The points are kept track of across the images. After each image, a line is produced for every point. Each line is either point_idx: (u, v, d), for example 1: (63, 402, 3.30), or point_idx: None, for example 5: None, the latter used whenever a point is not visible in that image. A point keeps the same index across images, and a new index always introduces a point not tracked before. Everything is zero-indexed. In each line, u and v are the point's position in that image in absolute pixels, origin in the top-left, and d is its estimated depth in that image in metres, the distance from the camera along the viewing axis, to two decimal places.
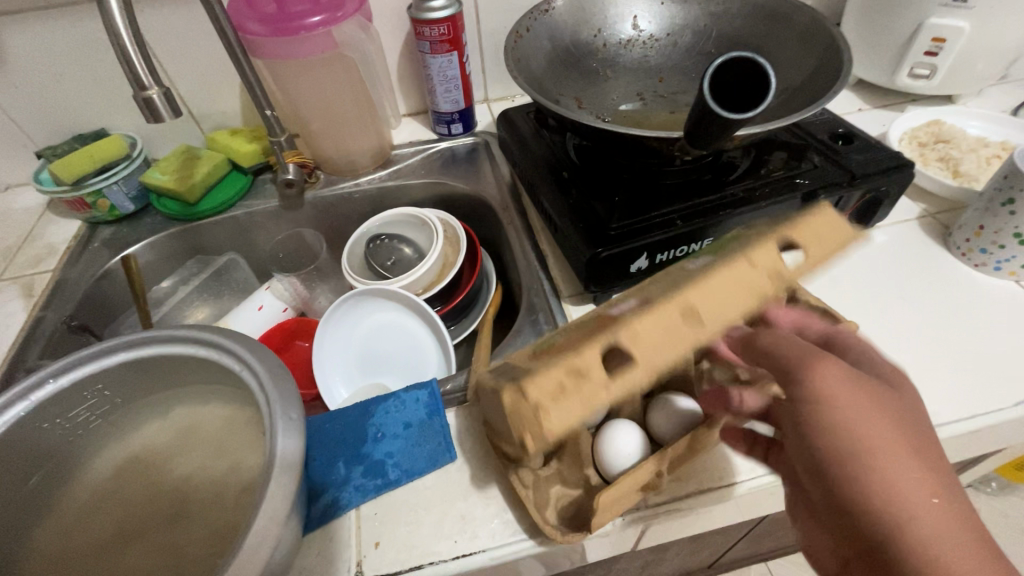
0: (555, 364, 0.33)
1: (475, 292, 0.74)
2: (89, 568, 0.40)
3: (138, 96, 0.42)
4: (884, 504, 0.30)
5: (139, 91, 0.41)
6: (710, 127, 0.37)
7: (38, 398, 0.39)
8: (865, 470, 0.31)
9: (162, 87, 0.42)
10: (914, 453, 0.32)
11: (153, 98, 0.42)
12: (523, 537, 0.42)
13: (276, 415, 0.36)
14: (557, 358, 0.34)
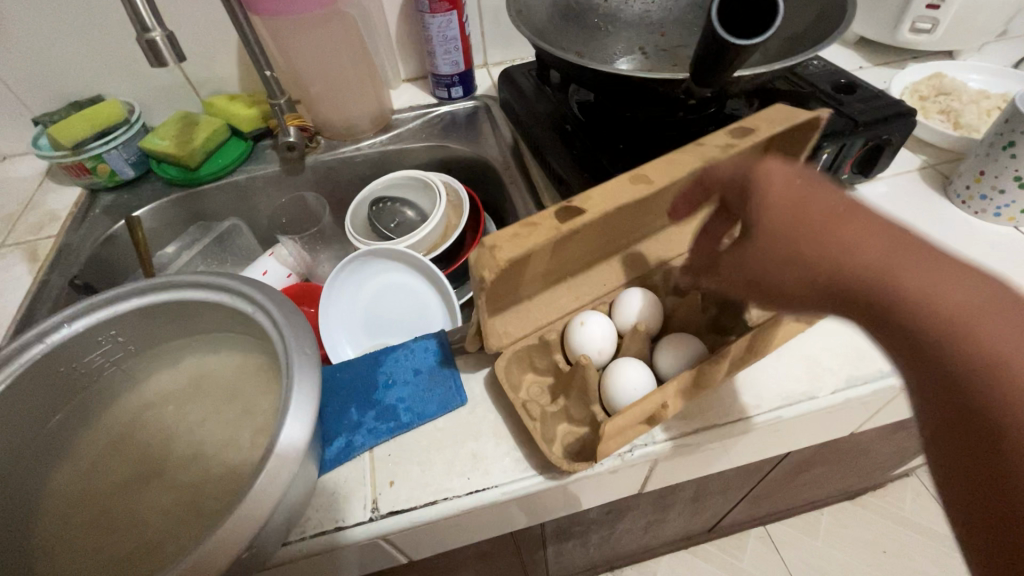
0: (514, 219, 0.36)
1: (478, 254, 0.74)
2: (105, 509, 0.39)
3: (142, 39, 0.42)
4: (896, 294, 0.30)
5: (143, 33, 0.42)
6: (717, 61, 0.37)
7: (53, 341, 0.39)
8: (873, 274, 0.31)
9: (164, 29, 0.43)
10: (908, 245, 0.31)
11: (156, 41, 0.42)
12: (534, 472, 0.43)
13: (292, 351, 0.37)
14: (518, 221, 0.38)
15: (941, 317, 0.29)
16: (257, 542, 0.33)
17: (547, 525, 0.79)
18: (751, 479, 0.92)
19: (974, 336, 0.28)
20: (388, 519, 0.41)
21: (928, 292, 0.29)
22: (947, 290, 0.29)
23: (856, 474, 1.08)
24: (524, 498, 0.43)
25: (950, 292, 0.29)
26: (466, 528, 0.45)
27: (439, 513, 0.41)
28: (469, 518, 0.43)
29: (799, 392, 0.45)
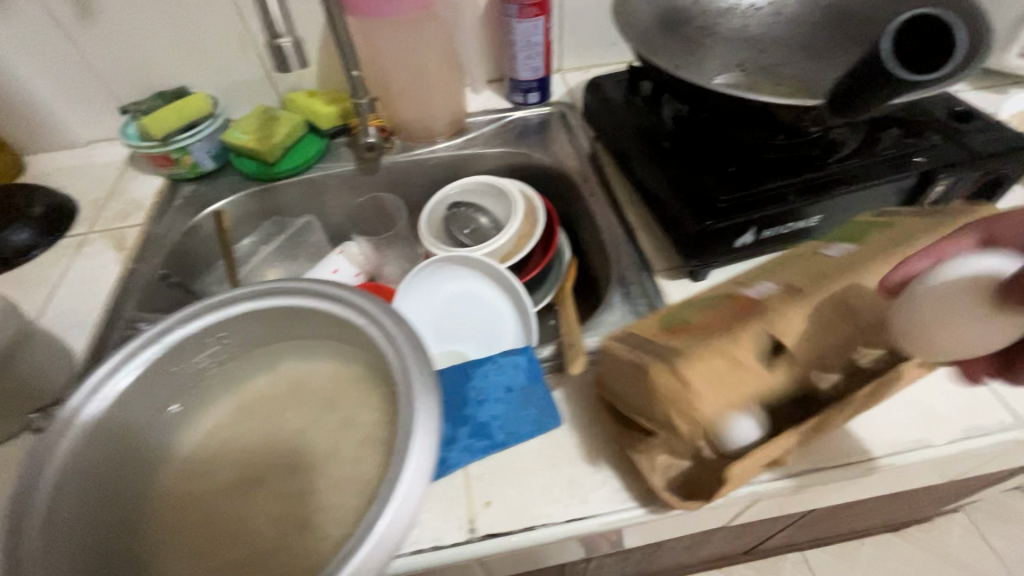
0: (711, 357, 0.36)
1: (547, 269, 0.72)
2: (211, 512, 0.39)
3: (270, 44, 0.45)
4: None
5: (271, 39, 0.45)
6: (871, 91, 0.36)
7: (168, 341, 0.40)
8: None
9: (292, 37, 0.46)
10: None
11: (282, 47, 0.45)
12: (634, 504, 0.42)
13: (411, 374, 0.36)
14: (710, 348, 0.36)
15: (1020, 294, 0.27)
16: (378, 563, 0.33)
17: None
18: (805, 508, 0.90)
19: None
20: (485, 541, 0.41)
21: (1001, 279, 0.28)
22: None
23: (911, 509, 1.04)
24: (620, 530, 0.42)
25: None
26: (556, 553, 0.45)
27: (537, 539, 0.41)
28: (563, 545, 0.43)
29: (913, 439, 0.43)
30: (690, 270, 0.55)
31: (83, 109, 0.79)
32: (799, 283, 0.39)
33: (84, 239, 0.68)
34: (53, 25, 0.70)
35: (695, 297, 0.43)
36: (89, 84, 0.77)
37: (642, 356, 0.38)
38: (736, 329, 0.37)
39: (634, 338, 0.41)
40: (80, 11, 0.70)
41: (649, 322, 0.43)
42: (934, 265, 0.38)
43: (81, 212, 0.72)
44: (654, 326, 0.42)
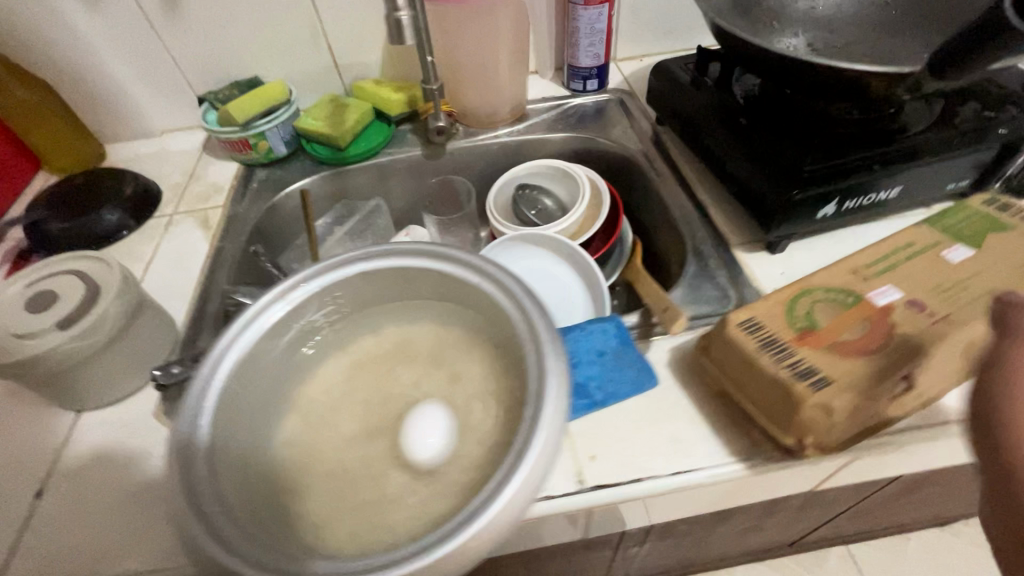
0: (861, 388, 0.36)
1: (605, 258, 0.73)
2: (337, 457, 0.40)
3: None
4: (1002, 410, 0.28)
5: None
6: (973, 59, 0.38)
7: (294, 298, 0.43)
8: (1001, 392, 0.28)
9: None
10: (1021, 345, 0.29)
11: None
12: (737, 459, 0.42)
13: (533, 322, 0.38)
14: (859, 379, 0.36)
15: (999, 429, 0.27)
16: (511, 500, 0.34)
17: None
18: (861, 493, 0.89)
19: (1011, 444, 0.27)
20: (594, 492, 0.42)
21: (1017, 461, 0.26)
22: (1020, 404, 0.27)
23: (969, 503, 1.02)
24: (723, 484, 0.43)
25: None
26: (657, 508, 0.46)
27: (646, 490, 0.42)
28: (666, 497, 0.44)
29: None
30: (769, 241, 0.57)
31: (162, 100, 0.83)
32: (925, 301, 0.40)
33: (170, 219, 0.71)
34: (142, 19, 0.74)
35: (830, 310, 0.41)
36: (169, 75, 0.80)
37: (783, 377, 0.37)
38: (882, 367, 0.37)
39: (765, 336, 0.40)
40: (167, 5, 0.74)
41: (782, 332, 0.40)
42: None
43: (165, 195, 0.75)
44: (790, 336, 0.40)
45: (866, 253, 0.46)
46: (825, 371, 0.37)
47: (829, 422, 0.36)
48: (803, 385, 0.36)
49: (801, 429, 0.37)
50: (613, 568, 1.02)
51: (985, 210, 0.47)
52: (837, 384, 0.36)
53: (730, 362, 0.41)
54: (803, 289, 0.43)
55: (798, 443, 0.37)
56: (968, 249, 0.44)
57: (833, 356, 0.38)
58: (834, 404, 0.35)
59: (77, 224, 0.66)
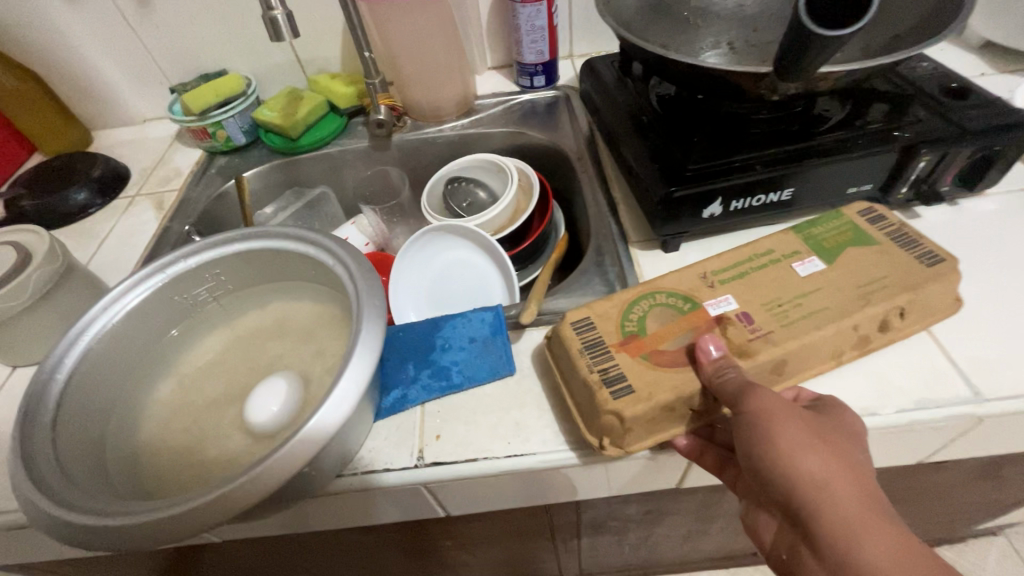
0: (656, 401, 0.38)
1: (541, 241, 0.74)
2: (198, 418, 0.45)
3: (265, 16, 0.51)
4: (809, 486, 0.33)
5: (267, 11, 0.51)
6: (805, 51, 0.37)
7: (172, 272, 0.46)
8: (809, 479, 0.33)
9: (283, 8, 0.51)
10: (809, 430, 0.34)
11: (276, 17, 0.51)
12: (569, 448, 0.44)
13: (363, 301, 0.41)
14: (659, 392, 0.38)
15: (805, 494, 0.33)
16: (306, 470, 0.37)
17: (582, 512, 0.80)
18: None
19: (820, 513, 0.32)
20: (430, 467, 0.44)
21: (862, 522, 0.31)
22: (802, 471, 0.33)
23: (938, 530, 0.95)
24: (558, 469, 0.45)
25: (807, 473, 0.33)
26: (505, 490, 0.48)
27: (478, 470, 0.44)
28: (506, 480, 0.46)
29: (858, 404, 0.43)
30: (661, 239, 0.57)
31: (141, 90, 0.90)
32: (754, 315, 0.42)
33: (131, 201, 0.78)
34: (118, 15, 0.81)
35: (664, 317, 0.43)
36: (146, 67, 0.87)
37: (592, 380, 0.40)
38: (684, 379, 0.39)
39: (593, 338, 0.42)
40: (139, 2, 0.80)
41: (608, 337, 0.42)
42: (870, 342, 0.43)
43: (132, 178, 0.82)
44: (614, 339, 0.42)
45: (721, 258, 0.47)
46: (630, 380, 0.39)
47: (622, 429, 0.39)
48: (605, 392, 0.39)
49: (603, 430, 0.40)
50: (555, 560, 1.04)
51: (856, 221, 0.47)
52: (635, 394, 0.39)
53: (563, 358, 0.44)
54: (646, 295, 0.45)
55: (600, 442, 0.41)
56: (820, 263, 0.45)
57: (645, 364, 0.40)
58: (626, 412, 0.38)
59: (47, 202, 0.74)
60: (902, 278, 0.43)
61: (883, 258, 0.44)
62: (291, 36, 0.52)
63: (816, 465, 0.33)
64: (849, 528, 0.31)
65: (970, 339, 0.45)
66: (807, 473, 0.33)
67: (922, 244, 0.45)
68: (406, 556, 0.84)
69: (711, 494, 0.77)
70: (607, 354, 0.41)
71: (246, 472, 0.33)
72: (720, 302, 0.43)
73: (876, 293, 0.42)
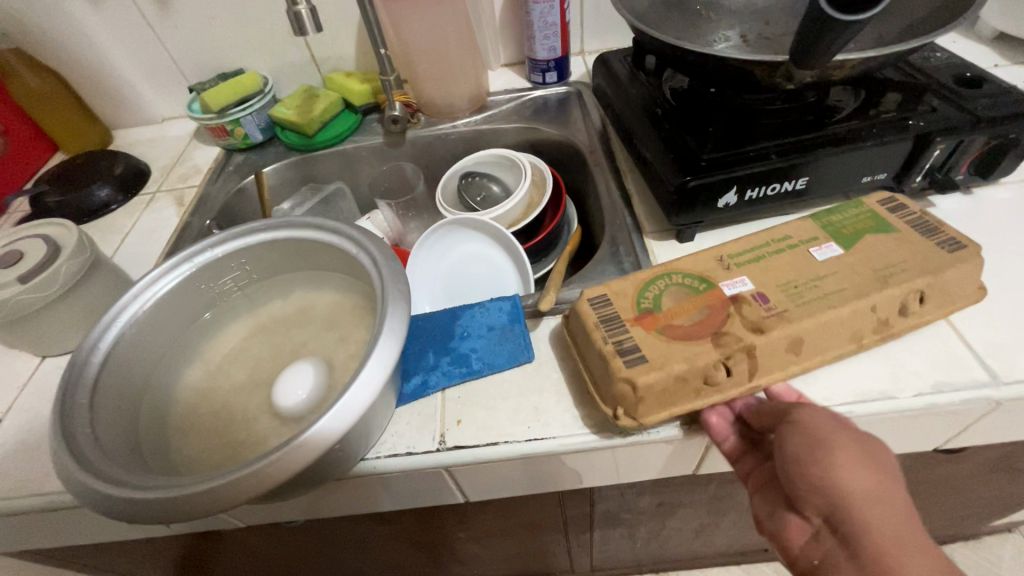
0: (669, 370, 0.39)
1: (554, 236, 0.75)
2: (225, 402, 0.46)
3: (291, 11, 0.52)
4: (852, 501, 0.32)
5: (292, 7, 0.52)
6: (818, 39, 0.38)
7: (199, 261, 0.47)
8: (858, 493, 0.33)
9: (307, 4, 0.52)
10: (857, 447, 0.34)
11: (300, 13, 0.52)
12: (589, 432, 0.45)
13: (388, 286, 0.42)
14: (672, 362, 0.39)
15: (851, 507, 0.32)
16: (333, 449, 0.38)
17: (597, 504, 0.81)
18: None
19: (867, 529, 0.32)
20: (452, 451, 0.45)
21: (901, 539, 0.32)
22: (844, 480, 0.33)
23: (954, 524, 0.95)
24: (578, 453, 0.46)
25: (849, 482, 0.33)
26: (525, 475, 0.49)
27: (500, 454, 0.45)
28: (526, 464, 0.47)
29: (876, 388, 0.43)
30: (677, 229, 0.57)
31: (160, 89, 0.92)
32: (771, 296, 0.42)
33: (152, 197, 0.79)
34: (139, 16, 0.82)
35: (679, 292, 0.44)
36: (165, 67, 0.89)
37: (607, 348, 0.41)
38: (699, 351, 0.40)
39: (609, 313, 0.43)
40: (159, 3, 0.81)
41: (624, 311, 0.43)
42: (892, 325, 0.43)
43: (152, 175, 0.83)
44: (629, 314, 0.43)
45: (736, 243, 0.47)
46: (644, 351, 0.40)
47: (635, 398, 0.40)
48: (618, 361, 0.40)
49: (616, 400, 0.40)
50: (567, 554, 1.04)
51: (875, 210, 0.48)
52: (648, 363, 0.39)
53: (581, 334, 0.45)
54: (662, 273, 0.46)
55: (614, 412, 0.41)
56: (838, 249, 0.45)
57: (659, 337, 0.41)
58: (637, 380, 0.39)
59: (72, 198, 0.75)
60: (920, 263, 0.43)
61: (898, 244, 0.44)
62: (314, 31, 0.54)
63: (864, 482, 0.33)
64: (886, 545, 0.32)
65: (986, 324, 0.46)
66: (855, 488, 0.33)
67: (939, 231, 0.45)
68: (421, 547, 0.85)
69: (725, 485, 0.78)
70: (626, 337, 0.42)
71: (279, 449, 0.34)
72: (735, 283, 0.44)
73: (894, 276, 0.42)
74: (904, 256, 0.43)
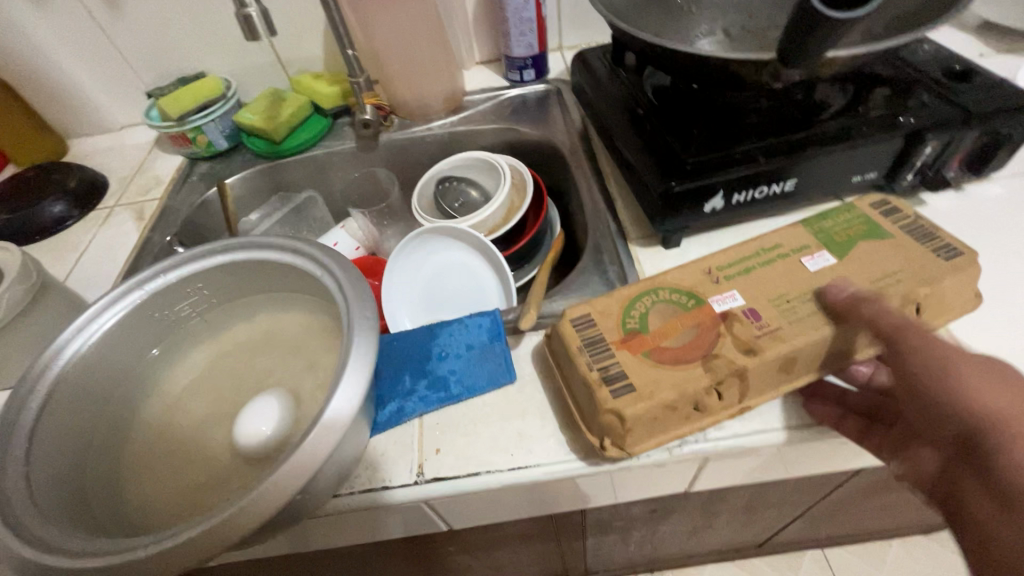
0: (656, 400, 0.37)
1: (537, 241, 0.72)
2: (184, 441, 0.42)
3: (242, 14, 0.48)
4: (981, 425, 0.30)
5: (243, 11, 0.48)
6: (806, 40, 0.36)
7: (149, 289, 0.43)
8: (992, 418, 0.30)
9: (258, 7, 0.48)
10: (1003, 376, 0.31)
11: (251, 16, 0.49)
12: (576, 458, 0.42)
13: (353, 313, 0.38)
14: (660, 389, 0.37)
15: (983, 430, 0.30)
16: (301, 497, 0.34)
17: (588, 514, 0.79)
18: (808, 500, 0.86)
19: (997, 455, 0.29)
20: (431, 483, 0.42)
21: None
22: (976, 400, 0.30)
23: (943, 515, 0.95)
24: (564, 480, 0.43)
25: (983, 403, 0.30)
26: (510, 502, 0.46)
27: (482, 484, 0.42)
28: (510, 492, 0.44)
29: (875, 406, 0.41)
30: (662, 236, 0.55)
31: (116, 96, 0.87)
32: (762, 311, 0.40)
33: (110, 211, 0.75)
34: (88, 19, 0.78)
35: (666, 311, 0.42)
36: (120, 72, 0.84)
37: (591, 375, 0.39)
38: (690, 377, 0.37)
39: (593, 335, 0.41)
40: (110, 5, 0.77)
41: (608, 333, 0.41)
42: None
43: (111, 187, 0.79)
44: (614, 337, 0.40)
45: (724, 252, 0.45)
46: (630, 378, 0.38)
47: (623, 429, 0.37)
48: (604, 390, 0.37)
49: (603, 430, 0.38)
50: (560, 561, 1.02)
51: (869, 214, 0.46)
52: (634, 392, 0.37)
53: (564, 356, 0.42)
54: (648, 289, 0.43)
55: (601, 442, 0.39)
56: (830, 258, 0.43)
57: (646, 361, 0.39)
58: (623, 412, 0.36)
59: (22, 216, 0.71)
60: (916, 272, 0.41)
61: (893, 252, 0.42)
62: (269, 35, 0.50)
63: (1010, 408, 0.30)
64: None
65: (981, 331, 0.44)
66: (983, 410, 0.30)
67: (934, 236, 0.43)
68: (409, 564, 0.82)
69: (717, 491, 0.76)
70: (611, 360, 0.39)
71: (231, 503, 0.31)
72: (725, 298, 0.42)
73: (890, 287, 0.40)
74: (899, 264, 0.41)
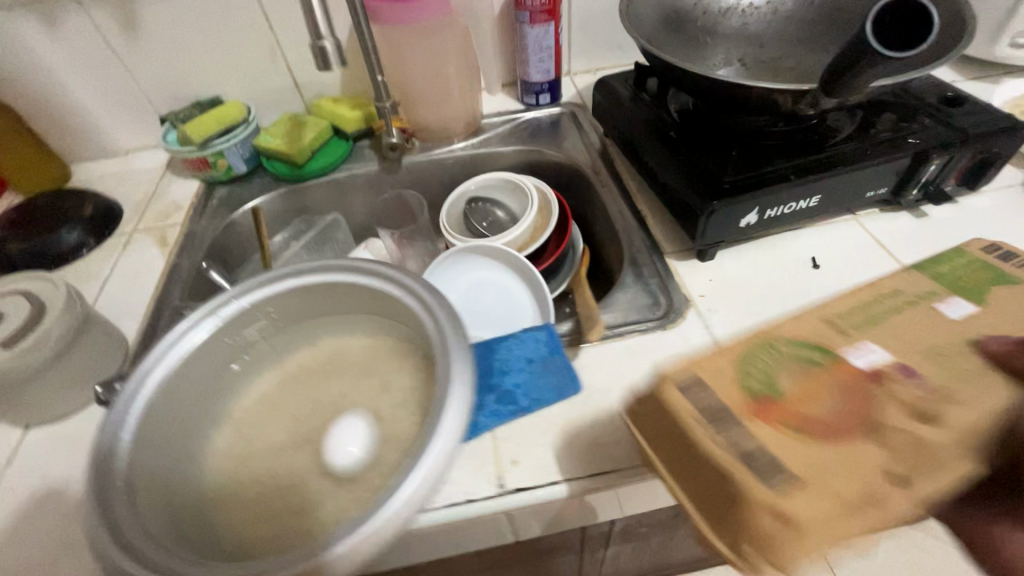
0: (826, 494, 0.30)
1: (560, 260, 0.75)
2: (265, 466, 0.42)
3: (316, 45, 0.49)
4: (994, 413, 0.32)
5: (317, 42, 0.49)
6: (853, 73, 0.40)
7: (225, 314, 0.44)
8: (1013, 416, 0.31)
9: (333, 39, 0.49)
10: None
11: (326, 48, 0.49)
12: (651, 462, 0.44)
13: (447, 332, 0.40)
14: (836, 484, 0.30)
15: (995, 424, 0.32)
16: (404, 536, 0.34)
17: (618, 523, 0.80)
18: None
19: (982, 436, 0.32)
20: (513, 494, 0.44)
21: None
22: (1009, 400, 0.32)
23: None
24: (639, 484, 0.45)
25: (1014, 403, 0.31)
26: (579, 511, 0.48)
27: (562, 493, 0.44)
28: (583, 500, 0.46)
29: None
30: (700, 250, 0.59)
31: (125, 120, 0.85)
32: None
33: (130, 238, 0.73)
34: (103, 44, 0.76)
35: (781, 364, 0.37)
36: (132, 96, 0.82)
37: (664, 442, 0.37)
38: (852, 459, 0.31)
39: (709, 404, 0.35)
40: (127, 31, 0.76)
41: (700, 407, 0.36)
42: None
43: (126, 213, 0.77)
44: (745, 406, 0.34)
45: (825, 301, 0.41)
46: (785, 462, 0.31)
47: (782, 543, 0.30)
48: (753, 479, 0.31)
49: (741, 536, 0.31)
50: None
51: (983, 259, 0.42)
52: (801, 484, 0.30)
53: (660, 428, 0.37)
54: (755, 345, 0.39)
55: (740, 553, 0.32)
56: (970, 307, 0.38)
57: (793, 438, 0.33)
58: (789, 515, 0.29)
59: (36, 244, 0.68)
60: None
61: None
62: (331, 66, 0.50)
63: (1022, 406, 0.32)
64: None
65: None
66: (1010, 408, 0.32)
67: None
68: None
69: None
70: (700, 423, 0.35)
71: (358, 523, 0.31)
72: (864, 351, 0.36)
73: None
74: None
